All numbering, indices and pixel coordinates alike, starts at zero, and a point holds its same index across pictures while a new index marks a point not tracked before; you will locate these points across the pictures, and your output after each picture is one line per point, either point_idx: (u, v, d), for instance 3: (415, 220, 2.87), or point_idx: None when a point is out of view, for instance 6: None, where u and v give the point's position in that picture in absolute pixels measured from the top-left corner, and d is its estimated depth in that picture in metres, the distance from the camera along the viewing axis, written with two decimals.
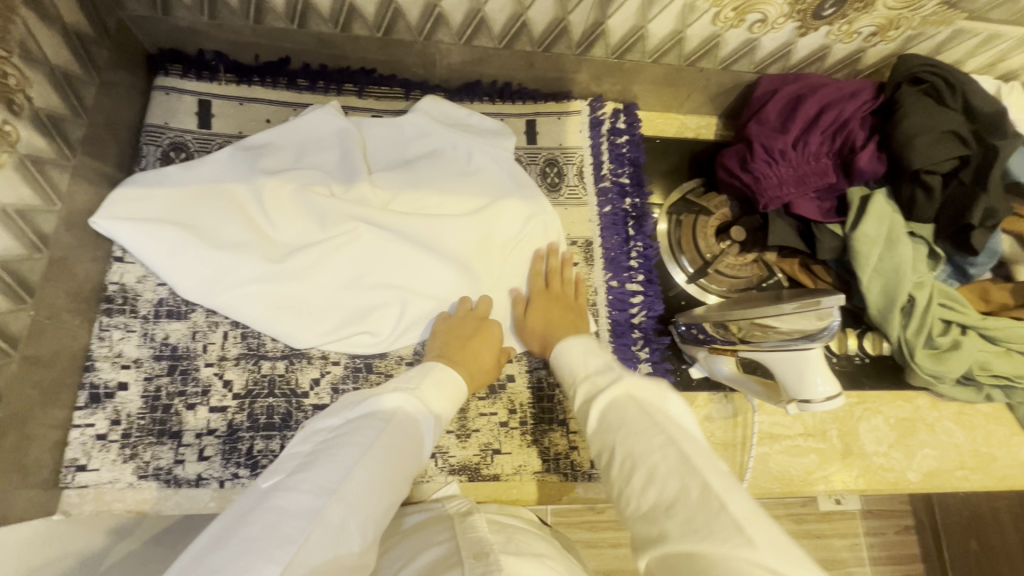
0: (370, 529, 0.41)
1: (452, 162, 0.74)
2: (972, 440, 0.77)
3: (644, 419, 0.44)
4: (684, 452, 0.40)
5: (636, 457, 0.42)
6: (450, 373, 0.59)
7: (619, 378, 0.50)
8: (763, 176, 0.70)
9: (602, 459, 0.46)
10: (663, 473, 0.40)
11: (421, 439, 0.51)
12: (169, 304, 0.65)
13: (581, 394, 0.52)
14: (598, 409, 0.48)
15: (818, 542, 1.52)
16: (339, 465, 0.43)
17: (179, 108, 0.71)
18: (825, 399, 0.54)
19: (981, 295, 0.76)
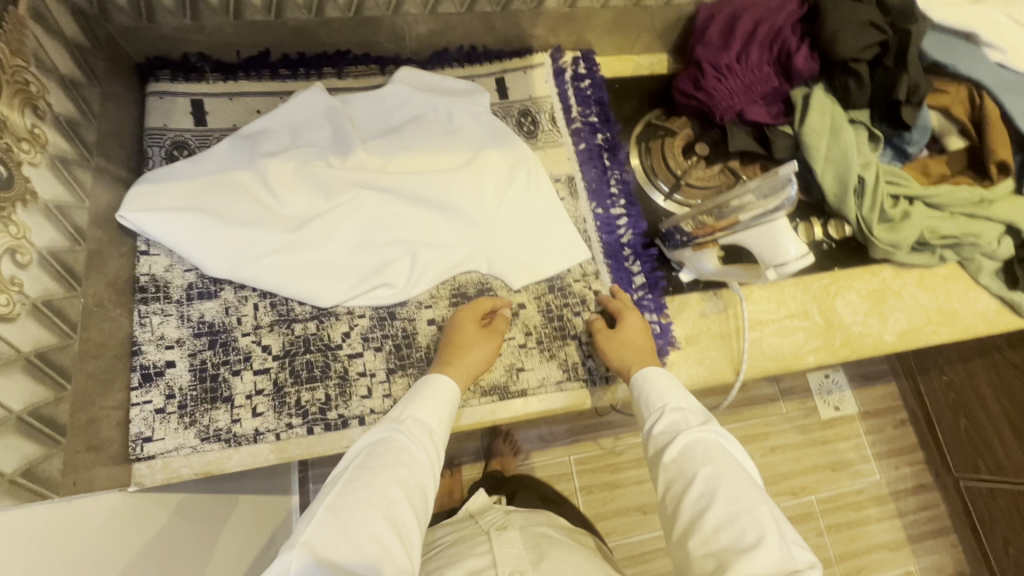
0: (371, 543, 0.49)
1: (435, 124, 0.81)
2: (935, 299, 0.86)
3: (734, 466, 0.56)
4: (770, 512, 0.52)
5: (717, 501, 0.53)
6: (424, 384, 0.64)
7: (705, 420, 0.61)
8: (715, 91, 0.78)
9: (674, 491, 0.57)
10: (749, 524, 0.51)
11: (400, 449, 0.57)
12: (199, 286, 0.70)
13: (662, 421, 0.62)
14: (679, 443, 0.59)
15: (826, 448, 1.63)
16: (308, 515, 0.50)
17: (174, 109, 0.76)
18: (797, 259, 0.62)
19: (923, 171, 0.85)
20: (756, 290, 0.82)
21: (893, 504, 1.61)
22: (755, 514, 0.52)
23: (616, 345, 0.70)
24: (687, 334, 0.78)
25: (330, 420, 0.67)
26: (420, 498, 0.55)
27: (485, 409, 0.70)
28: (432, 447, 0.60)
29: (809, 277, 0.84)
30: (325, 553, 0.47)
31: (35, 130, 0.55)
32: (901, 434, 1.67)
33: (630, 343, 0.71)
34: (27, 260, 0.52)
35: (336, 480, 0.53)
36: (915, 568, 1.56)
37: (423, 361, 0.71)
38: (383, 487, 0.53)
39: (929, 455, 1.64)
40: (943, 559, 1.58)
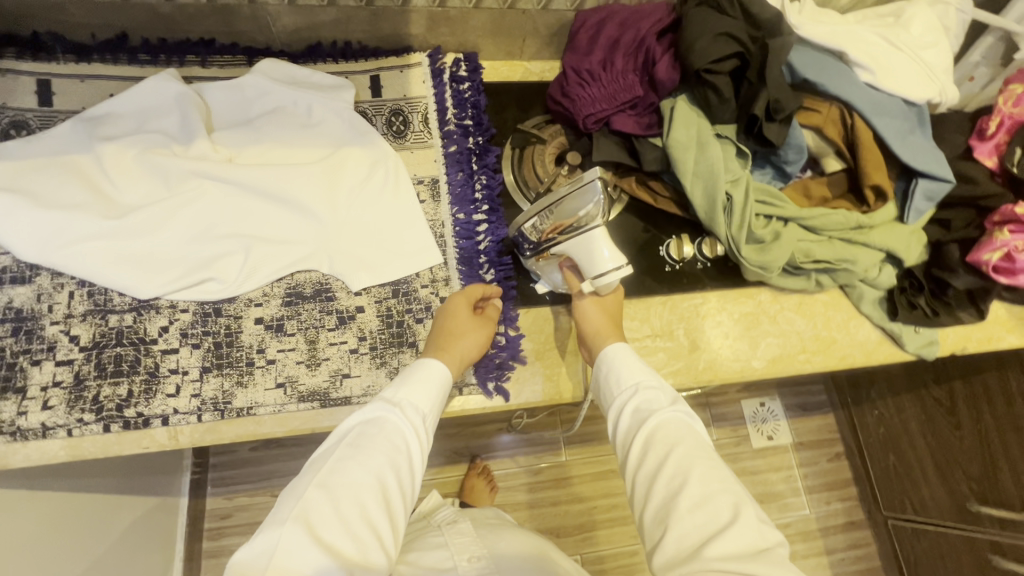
0: (363, 528, 0.48)
1: (293, 117, 0.78)
2: (812, 326, 0.82)
3: (704, 449, 0.57)
4: (740, 496, 0.53)
5: (690, 481, 0.53)
6: (424, 365, 0.61)
7: (675, 401, 0.61)
8: (578, 98, 0.76)
9: (643, 471, 0.56)
10: (720, 507, 0.52)
11: (394, 432, 0.55)
12: (12, 270, 0.67)
13: (631, 402, 0.62)
14: (651, 425, 0.59)
15: (757, 479, 1.58)
16: (297, 489, 0.49)
17: (17, 88, 0.74)
18: (614, 269, 0.66)
19: (804, 193, 0.81)
20: None
21: (822, 541, 1.55)
22: (729, 499, 0.52)
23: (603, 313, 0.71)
24: (536, 349, 0.75)
25: (128, 418, 0.64)
26: (410, 484, 0.54)
27: (301, 415, 0.66)
28: (426, 431, 0.58)
29: (676, 296, 0.81)
30: (313, 531, 0.46)
31: None
32: (836, 468, 1.62)
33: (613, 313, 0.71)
34: None
35: (326, 456, 0.52)
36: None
37: (242, 360, 0.68)
38: (378, 471, 0.51)
39: (862, 491, 1.59)
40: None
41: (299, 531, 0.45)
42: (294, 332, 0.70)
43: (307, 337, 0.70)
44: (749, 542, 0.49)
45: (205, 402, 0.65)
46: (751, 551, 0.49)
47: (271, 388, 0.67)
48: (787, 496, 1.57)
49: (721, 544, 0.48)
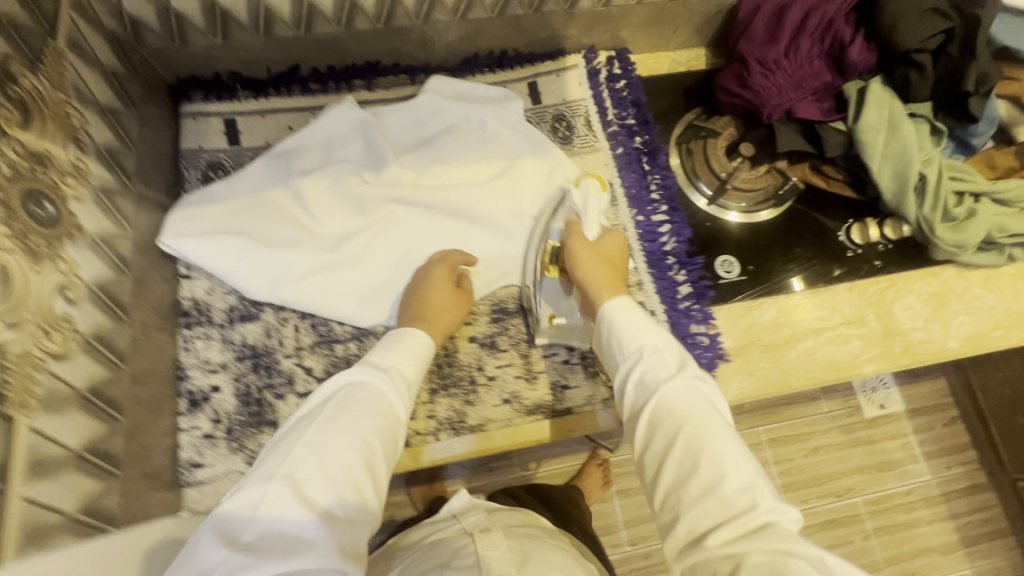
0: (344, 488, 0.46)
1: (468, 133, 0.79)
2: (1002, 302, 0.81)
3: (715, 421, 0.52)
4: (752, 470, 0.49)
5: (701, 466, 0.49)
6: (409, 337, 0.62)
7: (685, 366, 0.56)
8: (762, 89, 0.74)
9: (651, 451, 0.53)
10: (728, 483, 0.48)
11: (378, 398, 0.54)
12: (240, 309, 0.70)
13: (635, 372, 0.57)
14: (657, 398, 0.54)
15: (872, 448, 1.52)
16: (281, 452, 0.47)
17: (208, 130, 0.75)
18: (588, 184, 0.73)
19: (988, 163, 0.79)
20: (807, 298, 0.79)
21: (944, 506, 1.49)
22: (738, 476, 0.48)
23: (586, 258, 0.67)
24: (736, 346, 0.76)
25: None
26: (391, 447, 0.53)
27: (530, 427, 0.69)
28: (408, 400, 0.58)
29: (863, 281, 0.80)
30: (300, 491, 0.44)
31: (79, 163, 0.54)
32: (950, 432, 1.54)
33: (605, 264, 0.67)
34: (78, 295, 0.51)
35: (312, 419, 0.51)
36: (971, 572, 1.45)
37: (464, 379, 0.70)
38: (365, 431, 0.50)
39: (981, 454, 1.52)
40: (1000, 561, 1.47)
41: (287, 490, 0.44)
42: (507, 348, 0.72)
43: (519, 352, 0.72)
44: (757, 514, 0.46)
45: (440, 422, 0.68)
46: (759, 527, 0.45)
47: (498, 404, 0.69)
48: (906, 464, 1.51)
49: (728, 524, 0.45)
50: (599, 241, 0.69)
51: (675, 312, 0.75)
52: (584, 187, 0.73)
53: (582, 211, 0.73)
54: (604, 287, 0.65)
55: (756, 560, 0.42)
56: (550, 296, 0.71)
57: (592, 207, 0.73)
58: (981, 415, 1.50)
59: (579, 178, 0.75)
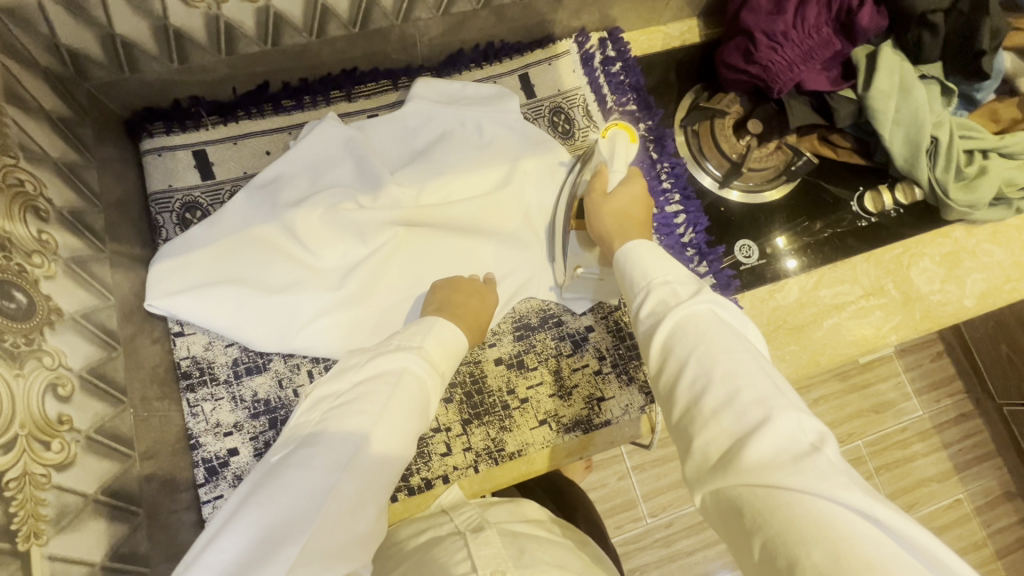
0: (382, 494, 0.45)
1: (465, 139, 0.73)
2: (1012, 255, 0.80)
3: (734, 341, 0.42)
4: (775, 385, 0.39)
5: (715, 381, 0.40)
6: (452, 330, 0.56)
7: (699, 290, 0.46)
8: (770, 64, 0.71)
9: (666, 377, 0.44)
10: (748, 403, 0.38)
11: (429, 399, 0.51)
12: (245, 361, 0.64)
13: (648, 301, 0.48)
14: (668, 327, 0.45)
15: (867, 391, 1.30)
16: (351, 438, 0.44)
17: (176, 166, 0.68)
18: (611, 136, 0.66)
19: (991, 117, 0.77)
20: (827, 273, 0.78)
21: (939, 438, 1.31)
22: (756, 392, 0.39)
23: (598, 209, 0.61)
24: (763, 332, 0.75)
25: (413, 484, 0.64)
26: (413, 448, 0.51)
27: (569, 445, 0.67)
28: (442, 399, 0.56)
29: (879, 250, 0.79)
30: (361, 493, 0.42)
31: (43, 236, 0.47)
32: (939, 367, 1.35)
33: (617, 214, 0.60)
34: (69, 389, 0.45)
35: (375, 408, 0.46)
36: (965, 496, 1.29)
37: (497, 405, 0.67)
38: (411, 435, 0.48)
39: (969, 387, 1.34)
40: (992, 483, 1.31)
41: (350, 490, 0.42)
42: (536, 366, 0.68)
43: (549, 369, 0.68)
44: (790, 437, 0.36)
45: (479, 453, 0.65)
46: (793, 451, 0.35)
47: (536, 426, 0.67)
48: (899, 404, 1.31)
49: (756, 452, 0.35)
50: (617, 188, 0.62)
51: None
52: (613, 136, 0.65)
53: (609, 161, 0.65)
54: (617, 237, 0.58)
55: (790, 500, 0.33)
56: (573, 252, 0.67)
57: (620, 158, 0.65)
58: (967, 351, 1.32)
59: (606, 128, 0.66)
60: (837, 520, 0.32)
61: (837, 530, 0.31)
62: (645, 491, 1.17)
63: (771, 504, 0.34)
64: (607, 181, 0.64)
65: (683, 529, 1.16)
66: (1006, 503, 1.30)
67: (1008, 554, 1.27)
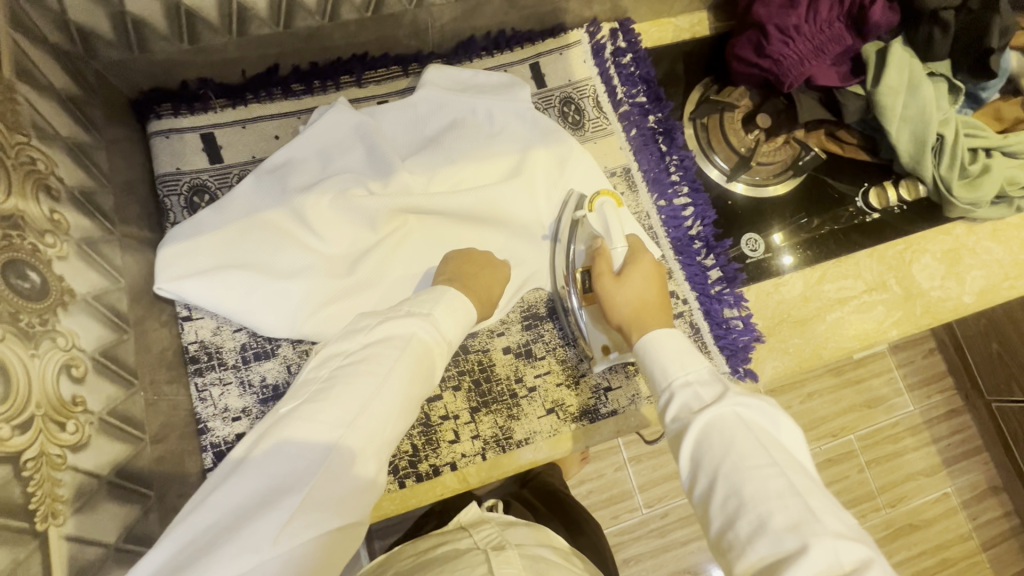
0: (383, 455, 0.45)
1: (476, 128, 0.72)
2: (1011, 253, 0.81)
3: (760, 453, 0.42)
4: (809, 506, 0.39)
5: (746, 504, 0.40)
6: (462, 299, 0.56)
7: (722, 393, 0.47)
8: (782, 58, 0.71)
9: (698, 490, 0.44)
10: (781, 527, 0.38)
11: (435, 366, 0.51)
12: (253, 346, 0.64)
13: (674, 403, 0.49)
14: (694, 429, 0.46)
15: (861, 386, 1.32)
16: (358, 396, 0.43)
17: (184, 148, 0.67)
18: (602, 213, 0.67)
19: (995, 116, 0.78)
20: (831, 268, 0.79)
21: (929, 433, 1.33)
22: (788, 515, 0.38)
23: (612, 296, 0.62)
24: (767, 326, 0.76)
25: (421, 470, 0.64)
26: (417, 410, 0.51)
27: (576, 434, 0.68)
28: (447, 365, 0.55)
29: (882, 246, 0.80)
30: (364, 451, 0.42)
31: (55, 216, 0.46)
32: (930, 364, 1.38)
33: (633, 299, 0.61)
34: (83, 370, 0.45)
35: (382, 370, 0.46)
36: (952, 490, 1.31)
37: (504, 393, 0.67)
38: (416, 399, 0.48)
39: (959, 383, 1.37)
40: (979, 477, 1.34)
41: (355, 448, 0.42)
42: (544, 356, 0.69)
43: (557, 358, 0.69)
44: (827, 568, 0.35)
45: (486, 441, 0.66)
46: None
47: (543, 415, 0.67)
48: (892, 399, 1.33)
49: None
50: (623, 272, 0.63)
51: (708, 299, 0.74)
52: (600, 208, 0.68)
53: (606, 235, 0.67)
54: (634, 326, 0.59)
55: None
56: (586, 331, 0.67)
57: (616, 230, 0.67)
58: (959, 348, 1.34)
59: (594, 198, 0.69)
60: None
61: None
62: (642, 482, 1.19)
63: None
64: (613, 261, 0.65)
65: (678, 520, 1.18)
66: (991, 497, 1.33)
67: (992, 546, 1.31)
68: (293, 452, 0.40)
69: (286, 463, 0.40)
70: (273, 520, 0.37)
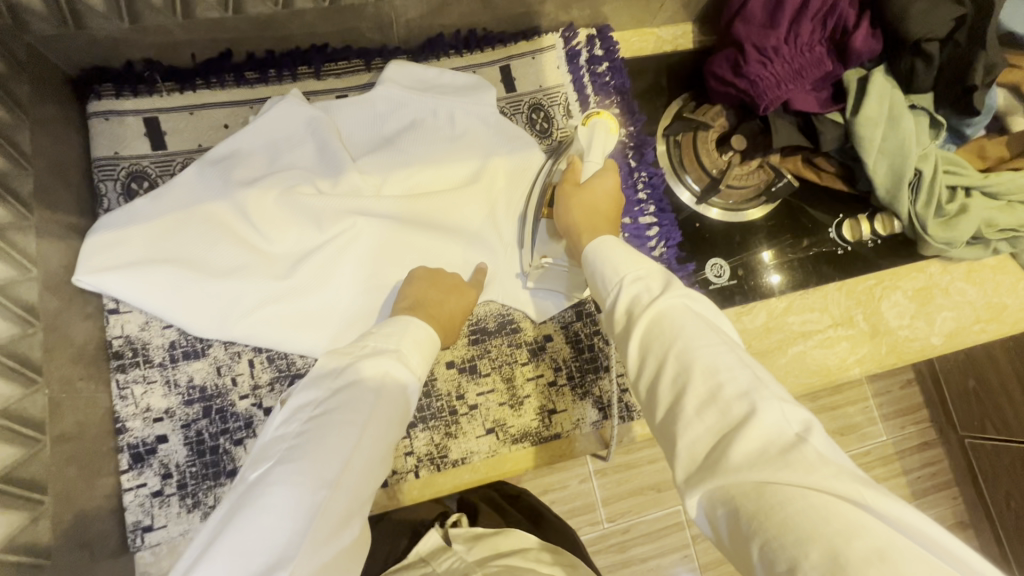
0: (365, 505, 0.43)
1: (437, 130, 0.69)
2: (983, 295, 0.79)
3: (711, 333, 0.40)
4: (757, 375, 0.38)
5: (696, 374, 0.38)
6: (427, 331, 0.53)
7: (671, 285, 0.44)
8: (758, 79, 0.69)
9: (645, 376, 0.42)
10: (731, 396, 0.37)
11: (407, 403, 0.49)
12: (182, 345, 0.61)
13: (622, 300, 0.45)
14: (644, 322, 0.42)
15: (834, 413, 1.29)
16: (338, 451, 0.41)
17: (124, 132, 0.64)
18: (588, 128, 0.62)
19: (980, 153, 0.75)
20: (797, 300, 0.76)
21: (899, 464, 1.30)
22: (738, 384, 0.37)
23: (569, 198, 0.59)
24: None
25: None
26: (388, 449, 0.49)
27: (517, 456, 0.65)
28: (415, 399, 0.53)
29: (851, 280, 0.78)
30: (347, 507, 0.40)
31: None
32: (907, 395, 1.34)
33: (587, 206, 0.58)
34: None
35: (359, 420, 0.43)
36: None
37: (444, 409, 0.64)
38: (390, 441, 0.46)
39: (934, 417, 1.33)
40: (946, 511, 1.31)
41: (339, 506, 0.40)
42: (488, 372, 0.66)
43: (502, 376, 0.66)
44: (775, 428, 0.34)
45: (420, 458, 0.63)
46: (783, 444, 0.34)
47: (482, 435, 0.65)
48: (864, 428, 1.30)
49: (742, 450, 0.34)
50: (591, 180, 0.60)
51: None
52: (592, 125, 0.62)
53: (586, 151, 0.63)
54: (585, 230, 0.56)
55: (784, 497, 0.31)
56: (541, 242, 0.65)
57: (598, 148, 0.62)
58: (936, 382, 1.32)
59: (590, 115, 0.63)
60: (834, 516, 0.30)
61: (834, 528, 0.30)
62: (605, 496, 1.16)
63: (767, 506, 0.31)
64: (582, 173, 0.62)
65: (639, 537, 1.16)
66: (958, 532, 1.30)
67: None
68: (273, 524, 0.37)
69: (267, 538, 0.36)
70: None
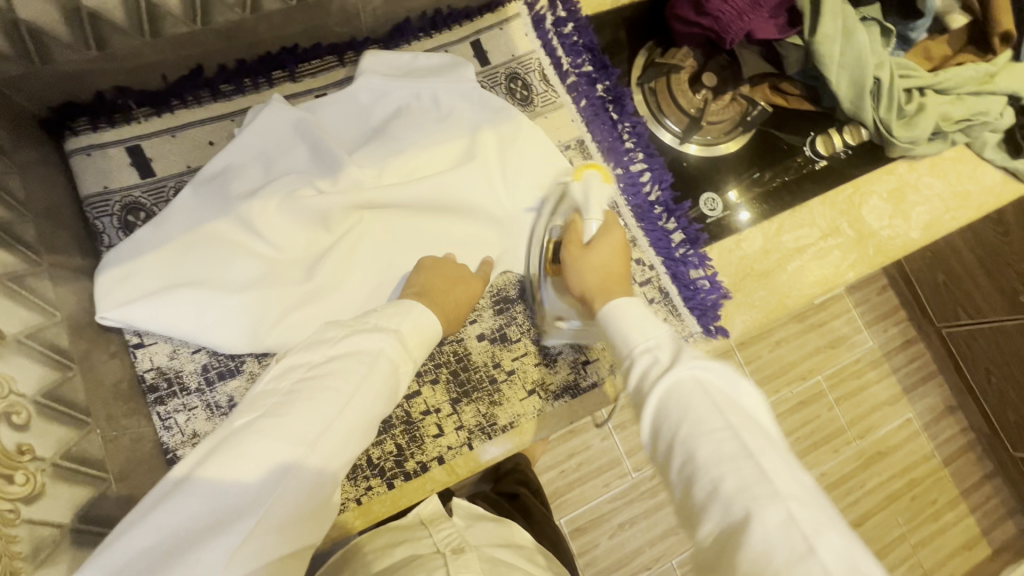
0: (342, 471, 0.44)
1: (423, 113, 0.70)
2: (949, 185, 0.84)
3: (715, 415, 0.38)
4: (762, 468, 0.35)
5: (702, 469, 0.36)
6: (428, 313, 0.54)
7: (680, 356, 0.43)
8: (721, 14, 0.71)
9: (658, 459, 0.40)
10: (732, 494, 0.34)
11: (399, 381, 0.49)
12: (215, 366, 0.61)
13: (635, 371, 0.44)
14: (657, 394, 0.41)
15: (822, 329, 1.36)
16: (320, 413, 0.42)
17: (109, 165, 0.63)
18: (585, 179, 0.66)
19: (925, 56, 0.81)
20: (787, 220, 0.80)
21: (888, 364, 1.38)
22: (740, 480, 0.35)
23: (575, 262, 0.60)
24: (732, 282, 0.77)
25: (409, 469, 0.63)
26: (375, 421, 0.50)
27: (561, 411, 0.68)
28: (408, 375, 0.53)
29: (831, 192, 0.82)
30: (321, 470, 0.41)
31: None
32: (886, 299, 1.42)
33: (597, 268, 0.58)
34: (26, 416, 0.41)
35: (344, 389, 0.44)
36: (914, 415, 1.37)
37: (484, 380, 0.66)
38: (376, 415, 0.47)
39: (912, 316, 1.42)
40: (936, 400, 1.39)
41: (313, 467, 0.41)
42: (518, 338, 0.68)
43: (532, 339, 0.68)
44: (784, 538, 0.32)
45: (471, 431, 0.65)
46: (790, 559, 0.31)
47: (524, 397, 0.67)
48: (852, 337, 1.37)
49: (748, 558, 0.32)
50: (597, 238, 0.61)
51: (674, 263, 0.75)
52: (586, 179, 0.66)
53: (584, 207, 0.64)
54: (597, 294, 0.56)
55: None
56: (551, 302, 0.66)
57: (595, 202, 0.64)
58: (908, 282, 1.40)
59: (581, 170, 0.67)
60: None
61: None
62: (627, 448, 1.20)
63: None
64: (584, 233, 0.62)
65: None
66: (948, 416, 1.39)
67: (953, 461, 1.36)
68: (245, 470, 0.38)
69: (237, 483, 0.37)
70: (215, 550, 0.35)
